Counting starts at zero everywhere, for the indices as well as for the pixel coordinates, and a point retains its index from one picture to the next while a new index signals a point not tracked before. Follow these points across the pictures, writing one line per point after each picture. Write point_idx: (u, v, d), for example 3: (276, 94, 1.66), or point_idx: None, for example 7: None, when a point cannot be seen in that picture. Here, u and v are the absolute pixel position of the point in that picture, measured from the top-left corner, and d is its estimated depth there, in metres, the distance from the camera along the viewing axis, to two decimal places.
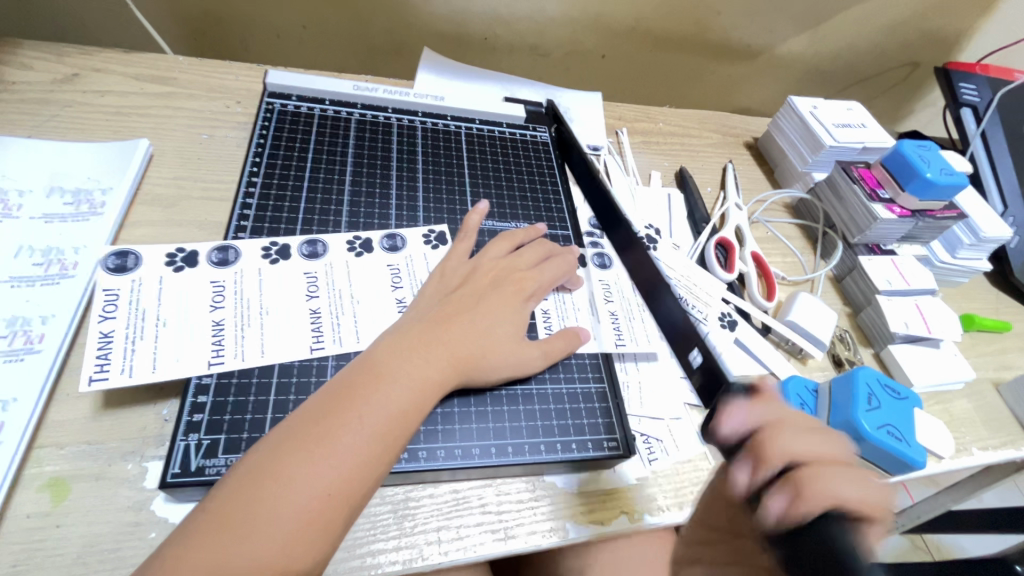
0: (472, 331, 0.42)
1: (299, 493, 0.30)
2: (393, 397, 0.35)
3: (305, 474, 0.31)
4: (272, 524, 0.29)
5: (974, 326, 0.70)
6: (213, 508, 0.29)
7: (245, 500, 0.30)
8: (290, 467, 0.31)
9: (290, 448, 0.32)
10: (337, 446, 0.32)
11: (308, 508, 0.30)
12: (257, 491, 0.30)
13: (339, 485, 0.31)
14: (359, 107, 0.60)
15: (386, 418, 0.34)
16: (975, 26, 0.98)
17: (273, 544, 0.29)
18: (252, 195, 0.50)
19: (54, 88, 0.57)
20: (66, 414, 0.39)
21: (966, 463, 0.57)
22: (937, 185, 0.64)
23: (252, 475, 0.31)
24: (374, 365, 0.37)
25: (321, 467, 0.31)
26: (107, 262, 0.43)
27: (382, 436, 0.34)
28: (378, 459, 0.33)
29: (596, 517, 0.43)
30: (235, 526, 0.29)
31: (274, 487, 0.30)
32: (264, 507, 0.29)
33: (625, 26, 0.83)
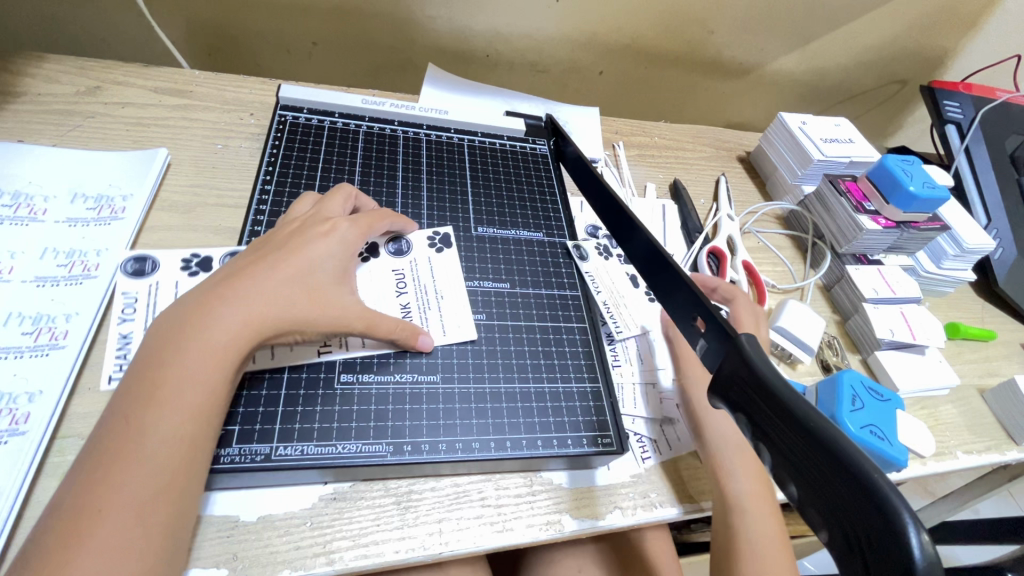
0: (275, 274, 0.41)
1: (143, 459, 0.32)
2: (203, 349, 0.36)
3: (148, 438, 0.32)
4: (129, 494, 0.31)
5: (959, 334, 0.72)
6: (66, 497, 0.30)
7: (96, 478, 0.31)
8: (139, 430, 0.32)
9: (124, 422, 0.33)
10: (172, 402, 0.34)
11: (161, 472, 0.32)
12: (107, 468, 0.31)
13: (181, 444, 0.33)
14: (366, 120, 0.63)
15: (202, 373, 0.35)
16: (959, 46, 1.02)
17: (131, 509, 0.30)
18: (265, 203, 0.52)
19: (77, 100, 0.60)
20: (87, 407, 0.41)
21: (951, 466, 0.59)
22: (919, 198, 0.67)
23: (96, 454, 0.32)
24: (162, 335, 0.36)
25: (157, 432, 0.33)
26: (127, 266, 0.46)
27: (203, 394, 0.35)
28: (203, 413, 0.35)
29: (589, 512, 0.45)
30: (88, 503, 0.30)
31: (124, 461, 0.31)
32: (114, 481, 0.31)
33: (620, 44, 0.87)
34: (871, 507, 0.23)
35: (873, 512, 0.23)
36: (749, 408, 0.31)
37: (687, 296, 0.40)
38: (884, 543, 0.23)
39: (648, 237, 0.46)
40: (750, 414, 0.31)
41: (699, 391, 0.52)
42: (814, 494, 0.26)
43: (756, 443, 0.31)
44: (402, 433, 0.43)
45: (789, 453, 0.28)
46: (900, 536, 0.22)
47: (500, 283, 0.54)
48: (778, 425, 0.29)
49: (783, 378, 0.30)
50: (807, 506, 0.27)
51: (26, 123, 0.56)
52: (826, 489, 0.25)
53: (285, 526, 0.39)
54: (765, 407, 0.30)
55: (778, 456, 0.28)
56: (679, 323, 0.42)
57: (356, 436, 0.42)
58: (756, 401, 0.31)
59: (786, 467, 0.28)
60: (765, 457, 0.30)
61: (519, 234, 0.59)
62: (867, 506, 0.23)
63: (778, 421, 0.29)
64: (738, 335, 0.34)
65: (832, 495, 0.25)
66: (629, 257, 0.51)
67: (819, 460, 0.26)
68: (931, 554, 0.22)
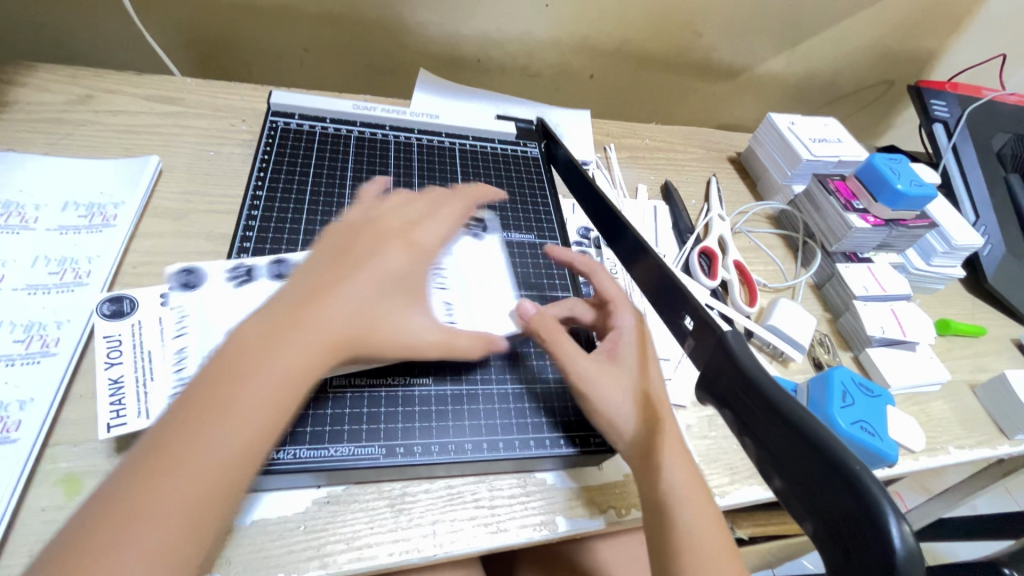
0: (381, 282, 0.38)
1: (196, 468, 0.28)
2: (288, 362, 0.32)
3: (203, 448, 0.29)
4: (173, 504, 0.27)
5: (949, 330, 0.73)
6: (110, 493, 0.27)
7: (146, 481, 0.27)
8: (191, 437, 0.29)
9: (189, 421, 0.29)
10: (234, 411, 0.30)
11: (205, 491, 0.28)
12: (157, 468, 0.28)
13: (234, 463, 0.29)
14: (358, 125, 0.64)
15: (274, 388, 0.31)
16: (946, 45, 1.03)
17: (164, 527, 0.27)
18: (256, 208, 0.53)
19: (68, 108, 0.60)
20: (80, 414, 0.41)
21: (943, 461, 0.59)
22: (907, 195, 0.67)
23: (152, 452, 0.28)
24: (248, 339, 0.32)
25: (216, 441, 0.29)
26: (103, 308, 0.43)
27: (269, 413, 0.31)
28: (265, 433, 0.31)
29: (583, 511, 0.45)
30: (130, 506, 0.26)
31: (177, 464, 0.28)
32: (160, 486, 0.27)
33: (611, 47, 0.88)
34: (853, 501, 0.24)
35: (855, 505, 0.24)
36: (736, 403, 0.31)
37: (675, 293, 0.41)
38: (865, 537, 0.23)
39: (637, 238, 0.46)
40: (736, 407, 0.31)
41: (596, 364, 0.45)
42: (799, 488, 0.26)
43: (742, 437, 0.31)
44: (395, 436, 0.43)
45: (774, 447, 0.28)
46: (881, 528, 0.23)
47: (512, 283, 0.54)
48: (763, 419, 0.29)
49: (770, 374, 0.30)
50: (792, 501, 0.27)
51: (19, 132, 0.56)
52: (808, 483, 0.26)
53: (279, 530, 0.39)
54: (753, 402, 0.30)
55: (763, 451, 0.29)
56: (669, 321, 0.42)
57: (349, 439, 0.42)
58: (742, 395, 0.31)
59: (771, 461, 0.28)
60: (750, 449, 0.30)
61: (511, 236, 0.59)
62: (852, 500, 0.24)
63: (765, 414, 0.29)
64: (723, 331, 0.34)
65: (818, 489, 0.25)
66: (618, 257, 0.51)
67: (805, 456, 0.26)
68: (911, 546, 0.22)
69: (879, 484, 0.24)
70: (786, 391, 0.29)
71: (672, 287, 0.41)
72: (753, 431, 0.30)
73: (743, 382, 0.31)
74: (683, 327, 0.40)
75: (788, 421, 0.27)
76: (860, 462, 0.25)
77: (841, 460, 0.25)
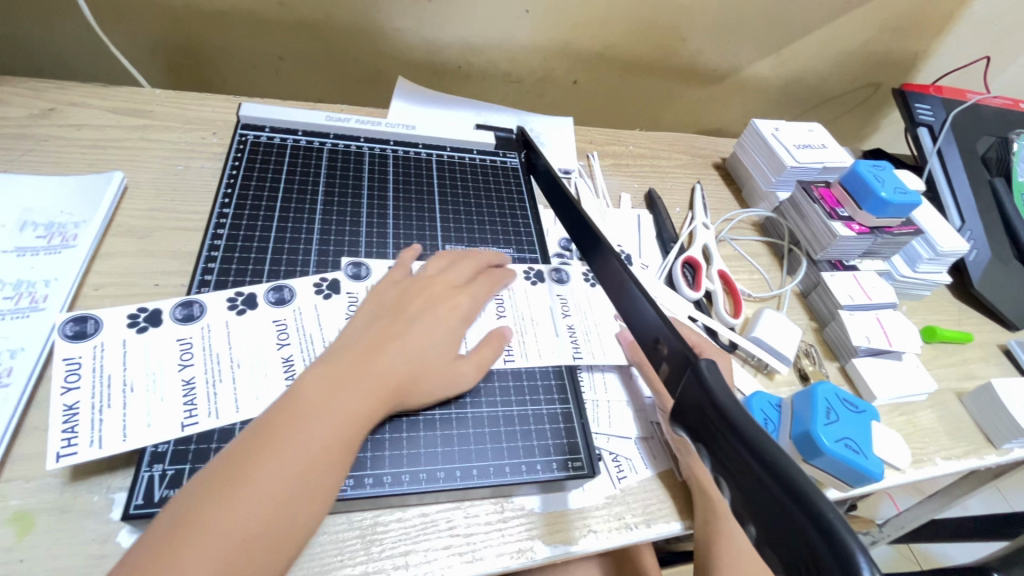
0: (413, 344, 0.43)
1: (250, 495, 0.31)
2: (342, 409, 0.36)
3: (227, 518, 0.30)
4: (229, 528, 0.30)
5: (935, 338, 0.72)
6: (177, 509, 0.31)
7: (173, 546, 0.29)
8: (218, 508, 0.31)
9: (251, 451, 0.33)
10: (260, 482, 0.32)
11: (259, 518, 0.31)
12: (226, 490, 0.31)
13: (285, 496, 0.32)
14: (331, 137, 0.62)
15: (328, 430, 0.35)
16: (930, 47, 1.02)
17: (220, 547, 0.30)
18: (222, 226, 0.50)
19: (30, 123, 0.58)
20: (34, 448, 0.39)
21: (930, 473, 0.58)
22: (891, 203, 0.66)
23: (216, 476, 0.32)
24: (314, 385, 0.37)
25: (271, 471, 0.32)
26: (66, 328, 0.41)
27: (315, 454, 0.34)
28: (312, 471, 0.34)
29: (562, 536, 0.44)
30: (195, 521, 0.30)
31: (235, 489, 0.31)
32: (221, 506, 0.31)
33: (594, 53, 0.87)
34: (825, 550, 0.23)
35: (827, 554, 0.23)
36: (707, 438, 0.30)
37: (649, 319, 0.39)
38: None
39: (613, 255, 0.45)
40: (707, 444, 0.30)
41: None
42: (773, 534, 0.26)
43: (717, 475, 0.30)
44: (363, 465, 0.41)
45: (746, 489, 0.27)
46: None
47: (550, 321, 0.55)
48: (734, 457, 0.28)
49: (743, 407, 0.29)
50: (767, 546, 0.26)
51: None
52: (781, 529, 0.25)
53: None
54: (724, 438, 0.29)
55: (737, 492, 0.28)
56: (644, 346, 0.41)
57: None
58: (714, 428, 0.30)
59: (745, 505, 0.27)
60: (724, 489, 0.29)
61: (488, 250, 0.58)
62: (824, 550, 0.23)
63: (736, 452, 0.28)
64: (698, 361, 0.33)
65: (791, 536, 0.25)
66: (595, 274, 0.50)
67: (777, 501, 0.25)
68: None
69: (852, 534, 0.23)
70: (758, 427, 0.28)
71: (647, 313, 0.40)
72: (725, 468, 0.29)
73: (715, 416, 0.30)
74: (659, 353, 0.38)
75: (760, 461, 0.26)
76: (832, 506, 0.24)
77: (813, 506, 0.24)
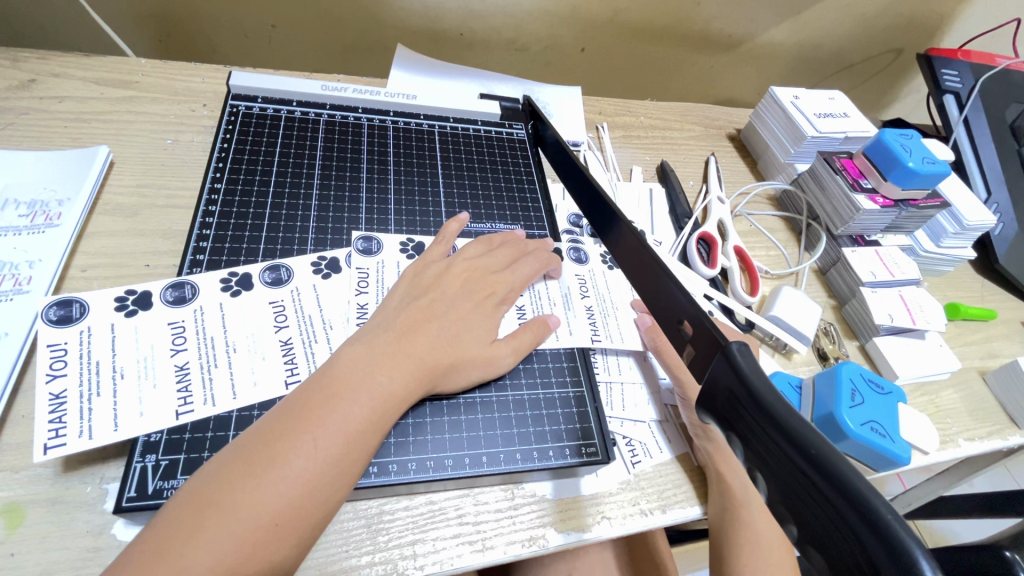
0: (447, 332, 0.41)
1: (276, 478, 0.29)
2: (380, 390, 0.35)
3: (248, 502, 0.28)
4: (256, 509, 0.28)
5: (959, 315, 0.69)
6: (200, 488, 0.29)
7: (189, 527, 0.27)
8: (239, 492, 0.29)
9: (282, 430, 0.31)
10: (287, 467, 0.30)
11: (288, 502, 0.29)
12: (247, 471, 0.29)
13: (316, 479, 0.30)
14: (328, 108, 0.59)
15: (365, 413, 0.34)
16: (959, 10, 0.97)
17: (245, 531, 0.28)
18: (214, 202, 0.48)
19: (8, 95, 0.55)
20: (22, 437, 0.37)
21: (953, 455, 0.56)
22: (919, 174, 0.63)
23: (243, 455, 0.30)
24: (357, 362, 0.36)
25: (302, 454, 0.30)
26: (49, 312, 0.38)
27: (350, 438, 0.32)
28: (345, 456, 0.32)
29: (576, 524, 0.42)
30: (219, 500, 0.28)
31: (263, 468, 0.30)
32: (247, 487, 0.29)
33: (603, 18, 0.82)
34: (878, 549, 0.21)
35: (881, 556, 0.21)
36: (739, 426, 0.28)
37: (673, 298, 0.37)
38: None
39: (628, 227, 0.43)
40: (740, 432, 0.28)
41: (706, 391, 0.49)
42: (816, 534, 0.23)
43: (751, 468, 0.28)
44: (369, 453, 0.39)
45: (784, 484, 0.25)
46: None
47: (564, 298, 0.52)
48: (770, 446, 0.26)
49: (776, 391, 0.27)
50: (810, 548, 0.24)
51: None
52: (826, 526, 0.23)
53: None
54: (760, 426, 0.27)
55: (775, 487, 0.26)
56: (665, 325, 0.39)
57: None
58: (745, 414, 0.28)
59: (785, 503, 0.25)
60: (759, 482, 0.27)
61: (494, 227, 0.55)
62: (878, 550, 0.21)
63: (771, 440, 0.26)
64: (729, 344, 0.30)
65: (839, 536, 0.22)
66: (611, 249, 0.48)
67: (820, 495, 0.23)
68: None
69: (911, 534, 0.20)
70: (795, 411, 0.25)
71: (670, 291, 0.37)
72: (759, 457, 0.27)
73: (748, 401, 0.28)
74: (683, 334, 0.36)
75: (801, 451, 0.24)
76: (887, 504, 0.21)
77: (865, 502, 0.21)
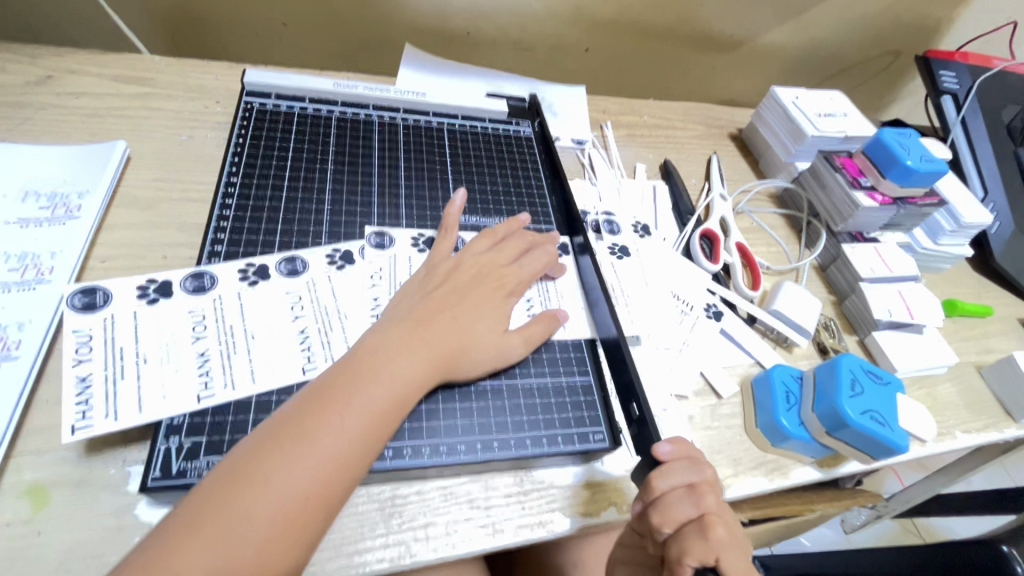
0: (459, 320, 0.43)
1: (305, 456, 0.32)
2: (403, 373, 0.38)
3: (279, 478, 0.31)
4: (289, 483, 0.31)
5: (956, 311, 0.71)
6: (236, 463, 0.32)
7: (226, 500, 0.30)
8: (270, 468, 0.31)
9: (308, 412, 0.34)
10: (315, 446, 0.33)
11: (318, 477, 0.32)
12: (278, 449, 0.32)
13: (344, 456, 0.33)
14: (339, 105, 0.60)
15: (386, 396, 0.36)
16: (956, 13, 0.99)
17: (278, 503, 0.31)
18: (231, 196, 0.49)
19: (27, 91, 0.56)
20: (47, 421, 0.38)
21: (950, 446, 0.57)
22: (916, 172, 0.64)
23: (273, 436, 0.33)
24: (378, 347, 0.38)
25: (329, 435, 0.33)
26: (74, 300, 0.39)
27: (372, 420, 0.35)
28: (368, 436, 0.35)
29: (583, 509, 0.43)
30: (253, 475, 0.31)
31: (294, 445, 0.32)
32: (279, 463, 0.31)
33: (607, 19, 0.83)
34: None
35: None
36: None
37: None
38: None
39: None
40: None
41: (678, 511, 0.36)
42: None
43: None
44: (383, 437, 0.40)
45: None
46: None
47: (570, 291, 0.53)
48: None
49: None
50: None
51: None
52: None
53: None
54: None
55: None
56: None
57: None
58: None
59: None
60: None
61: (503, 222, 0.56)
62: None
63: None
64: None
65: None
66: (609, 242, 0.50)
67: None
68: None
69: None
70: None
71: None
72: None
73: None
74: None
75: None
76: None
77: None
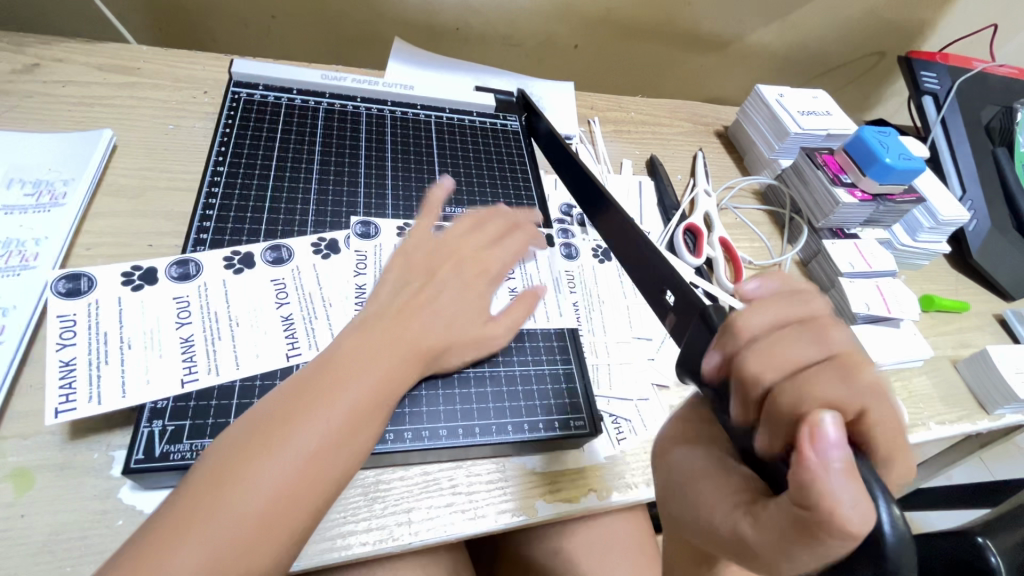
0: (436, 306, 0.43)
1: (284, 456, 0.31)
2: (383, 368, 0.37)
3: (257, 479, 0.30)
4: (268, 484, 0.30)
5: (933, 306, 0.72)
6: (214, 465, 0.31)
7: (204, 503, 0.29)
8: (248, 470, 0.31)
9: (287, 411, 0.33)
10: (293, 445, 0.32)
11: (298, 477, 0.31)
12: (256, 449, 0.31)
13: (325, 454, 0.33)
14: (327, 96, 0.60)
15: (368, 392, 0.35)
16: (938, 16, 1.01)
17: (257, 505, 0.30)
18: (217, 184, 0.49)
19: (13, 79, 0.56)
20: (30, 406, 0.38)
21: (922, 436, 0.59)
22: (894, 169, 0.66)
23: (252, 436, 0.32)
24: (358, 339, 0.38)
25: (307, 434, 0.32)
26: (58, 285, 0.40)
27: (353, 417, 0.34)
28: (349, 433, 0.34)
29: (563, 495, 0.44)
30: (231, 477, 0.30)
31: (279, 436, 0.32)
32: (257, 465, 0.31)
33: (596, 16, 0.84)
34: None
35: None
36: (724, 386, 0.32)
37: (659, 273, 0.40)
38: None
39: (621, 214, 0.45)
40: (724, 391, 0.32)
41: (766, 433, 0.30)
42: None
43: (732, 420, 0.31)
44: None
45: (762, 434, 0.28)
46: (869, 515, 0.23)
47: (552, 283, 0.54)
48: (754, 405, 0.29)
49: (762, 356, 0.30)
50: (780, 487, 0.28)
51: None
52: None
53: None
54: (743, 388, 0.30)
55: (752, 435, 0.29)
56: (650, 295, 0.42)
57: None
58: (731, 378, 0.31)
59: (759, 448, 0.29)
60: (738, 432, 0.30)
61: None
62: None
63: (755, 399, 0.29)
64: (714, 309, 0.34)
65: None
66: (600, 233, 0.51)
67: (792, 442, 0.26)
68: (899, 531, 0.23)
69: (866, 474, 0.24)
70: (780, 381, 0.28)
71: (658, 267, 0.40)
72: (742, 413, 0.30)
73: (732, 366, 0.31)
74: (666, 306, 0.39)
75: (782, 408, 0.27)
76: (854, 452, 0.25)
77: None
